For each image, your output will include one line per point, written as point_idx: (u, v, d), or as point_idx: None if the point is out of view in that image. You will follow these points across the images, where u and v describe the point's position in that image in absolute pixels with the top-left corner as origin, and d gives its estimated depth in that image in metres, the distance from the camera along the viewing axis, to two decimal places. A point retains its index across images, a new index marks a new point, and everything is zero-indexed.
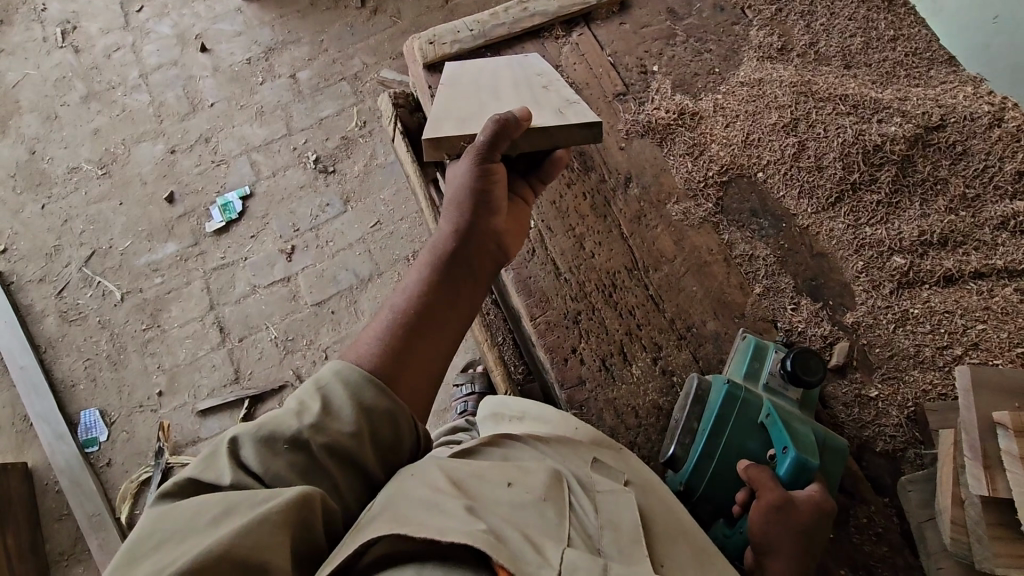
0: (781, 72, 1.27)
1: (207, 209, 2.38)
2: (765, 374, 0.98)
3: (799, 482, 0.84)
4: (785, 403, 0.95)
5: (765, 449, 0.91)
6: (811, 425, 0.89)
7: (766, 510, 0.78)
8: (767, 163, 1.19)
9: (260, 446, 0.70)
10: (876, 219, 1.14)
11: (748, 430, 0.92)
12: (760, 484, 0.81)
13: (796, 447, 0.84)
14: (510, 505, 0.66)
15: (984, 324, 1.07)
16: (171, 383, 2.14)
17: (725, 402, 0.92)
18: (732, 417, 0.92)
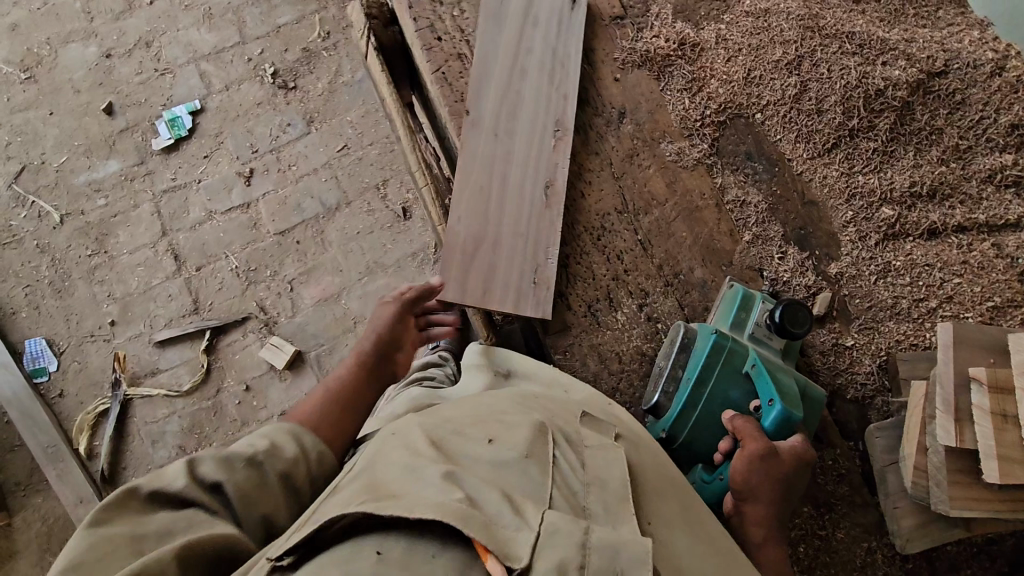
0: (789, 3, 1.18)
1: (153, 124, 2.16)
2: (751, 324, 0.98)
3: (783, 432, 0.86)
4: (768, 352, 0.97)
5: (748, 399, 0.92)
6: (794, 377, 0.91)
7: (749, 458, 0.81)
8: (767, 103, 1.13)
9: (221, 463, 0.74)
10: (870, 167, 1.12)
11: (732, 380, 0.93)
12: (745, 434, 0.84)
13: (781, 400, 0.85)
14: (491, 462, 0.67)
15: (960, 278, 1.09)
16: (124, 313, 2.03)
17: (712, 353, 0.92)
18: (717, 367, 0.92)
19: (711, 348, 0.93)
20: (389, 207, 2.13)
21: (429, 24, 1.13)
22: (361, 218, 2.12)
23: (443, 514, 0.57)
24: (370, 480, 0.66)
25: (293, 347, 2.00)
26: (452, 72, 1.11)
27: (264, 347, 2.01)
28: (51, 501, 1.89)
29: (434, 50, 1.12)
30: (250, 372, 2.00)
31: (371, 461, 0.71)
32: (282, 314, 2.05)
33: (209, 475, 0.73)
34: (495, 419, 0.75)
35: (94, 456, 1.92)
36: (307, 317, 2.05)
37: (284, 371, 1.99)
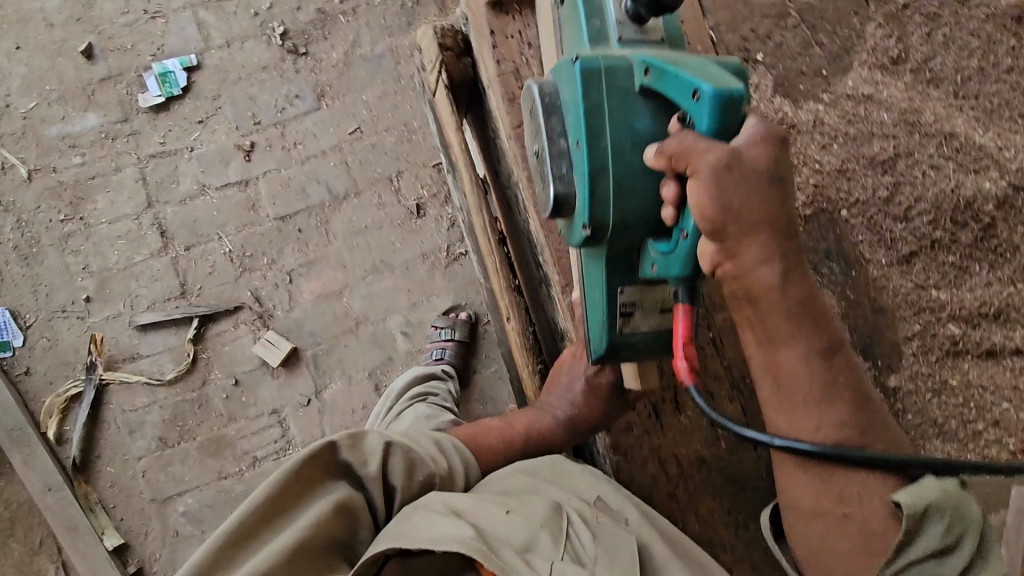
0: (893, 92, 1.10)
1: (141, 76, 1.90)
2: (612, 29, 0.79)
3: (727, 132, 0.66)
4: (645, 47, 0.78)
5: (661, 120, 0.74)
6: (701, 60, 0.70)
7: (709, 184, 0.64)
8: (855, 201, 1.08)
9: (405, 467, 0.86)
10: (944, 281, 1.09)
11: (630, 105, 0.74)
12: (686, 153, 0.66)
13: (711, 86, 0.64)
14: (509, 531, 0.77)
15: (1009, 402, 1.08)
16: (101, 289, 1.86)
17: (587, 86, 0.74)
18: (603, 105, 0.74)
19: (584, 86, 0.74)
20: (402, 203, 1.98)
21: (515, 68, 0.97)
22: (371, 212, 1.97)
23: (466, 549, 0.70)
24: (396, 531, 0.76)
25: (289, 345, 1.89)
26: None
27: (257, 341, 1.89)
28: (14, 485, 1.78)
29: (518, 102, 0.97)
30: (241, 367, 1.88)
31: (397, 522, 0.80)
32: (279, 307, 1.92)
33: (396, 470, 0.86)
34: (516, 497, 0.85)
35: (63, 441, 1.81)
36: (305, 313, 1.93)
37: (277, 369, 1.89)
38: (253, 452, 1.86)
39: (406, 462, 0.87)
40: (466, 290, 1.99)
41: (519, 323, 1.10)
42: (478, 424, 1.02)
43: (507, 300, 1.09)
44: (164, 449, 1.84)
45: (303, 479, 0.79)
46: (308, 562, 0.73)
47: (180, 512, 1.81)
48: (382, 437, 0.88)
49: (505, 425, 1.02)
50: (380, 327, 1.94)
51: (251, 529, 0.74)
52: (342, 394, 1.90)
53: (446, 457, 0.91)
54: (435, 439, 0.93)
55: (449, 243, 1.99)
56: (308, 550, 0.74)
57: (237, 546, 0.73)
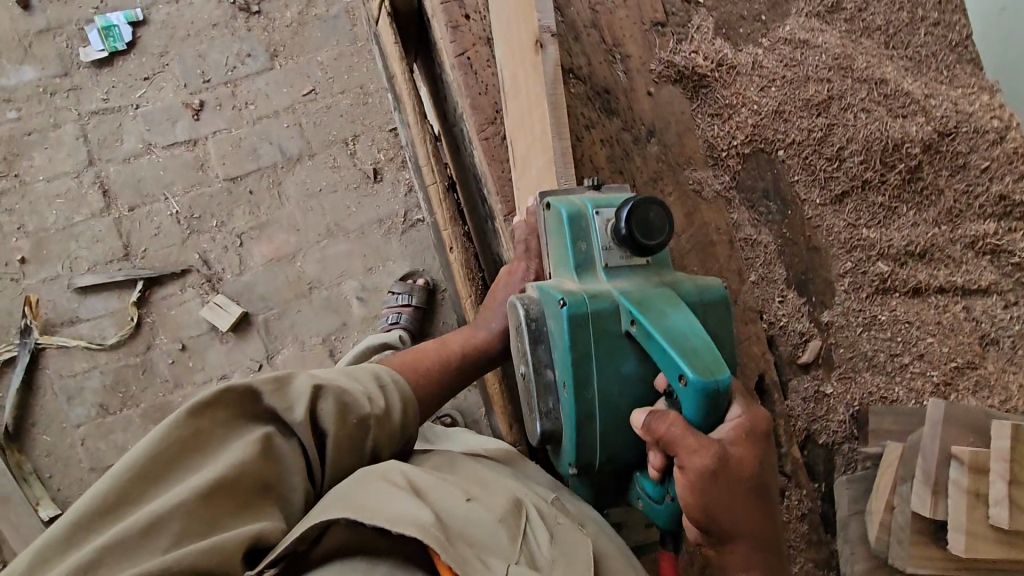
0: (828, 39, 1.14)
1: (82, 29, 1.83)
2: (597, 255, 0.79)
3: (710, 415, 0.68)
4: (627, 279, 0.79)
5: (646, 362, 0.76)
6: (677, 307, 0.74)
7: (699, 471, 0.66)
8: (791, 142, 1.11)
9: (336, 410, 0.82)
10: (875, 222, 1.13)
11: (613, 347, 0.76)
12: (674, 440, 0.68)
13: (691, 379, 0.66)
14: (466, 516, 0.71)
15: (933, 337, 1.14)
16: (37, 250, 1.78)
17: (574, 334, 0.75)
18: (590, 323, 0.75)
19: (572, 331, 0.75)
20: (358, 165, 1.96)
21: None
22: (326, 174, 1.94)
23: (425, 534, 0.64)
24: (347, 498, 0.70)
25: (239, 309, 1.84)
26: (479, 60, 0.98)
27: (206, 305, 1.84)
28: None
29: (461, 30, 0.98)
30: (187, 332, 1.83)
31: (347, 487, 0.73)
32: (229, 271, 1.87)
33: (326, 415, 0.81)
34: (474, 482, 0.80)
35: None
36: (255, 276, 1.88)
37: (227, 333, 1.84)
38: None
39: (337, 405, 0.82)
40: (423, 255, 1.97)
41: (462, 255, 1.10)
42: (414, 348, 0.98)
43: (452, 230, 1.09)
44: (104, 416, 1.76)
45: (221, 422, 0.75)
46: (224, 503, 0.69)
47: None
48: (311, 380, 0.83)
49: (441, 348, 0.99)
50: (334, 292, 1.91)
51: (163, 475, 0.69)
52: (294, 359, 1.86)
53: (384, 397, 0.87)
54: (374, 378, 0.89)
55: (406, 208, 1.97)
56: (226, 496, 0.69)
57: (150, 483, 0.68)
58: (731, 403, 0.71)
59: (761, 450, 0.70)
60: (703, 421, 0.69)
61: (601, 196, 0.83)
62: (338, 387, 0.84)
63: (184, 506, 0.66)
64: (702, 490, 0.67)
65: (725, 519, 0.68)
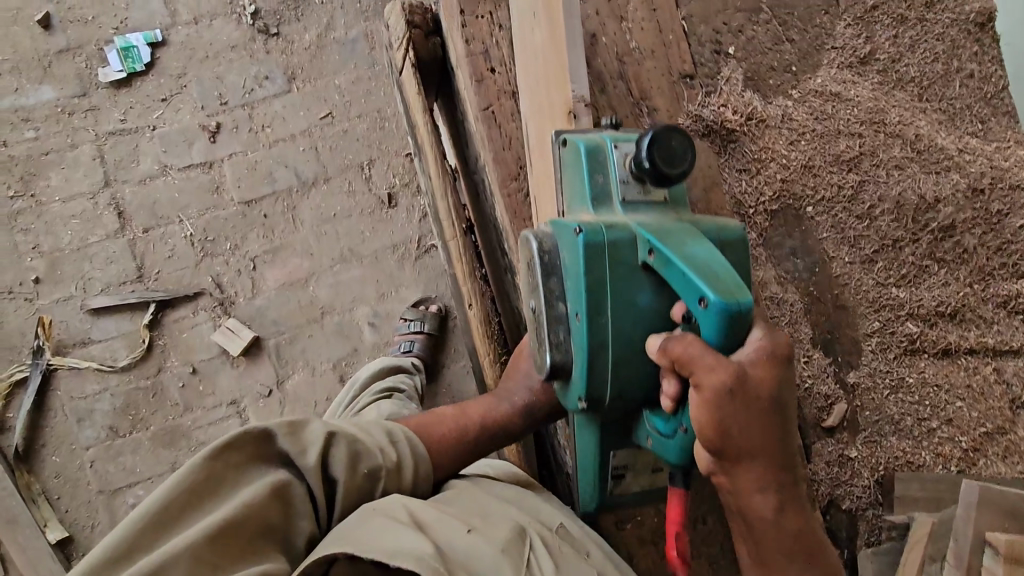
0: (861, 92, 1.11)
1: (102, 50, 1.83)
2: (615, 187, 0.77)
3: (728, 338, 0.65)
4: (645, 214, 0.76)
5: (663, 295, 0.73)
6: (698, 239, 0.70)
7: (715, 394, 0.64)
8: (820, 198, 1.08)
9: (347, 458, 0.82)
10: (904, 280, 1.10)
11: (628, 278, 0.73)
12: (690, 360, 0.65)
13: (711, 302, 0.63)
14: (468, 552, 0.72)
15: (962, 402, 1.10)
16: (51, 270, 1.78)
17: (589, 264, 0.72)
18: (604, 254, 0.72)
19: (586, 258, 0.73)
20: (373, 191, 1.94)
21: (483, 49, 0.95)
22: (341, 199, 1.93)
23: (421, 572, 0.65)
24: (348, 534, 0.72)
25: (251, 334, 1.83)
26: (503, 114, 0.95)
27: (218, 329, 1.83)
28: None
29: (485, 82, 0.95)
30: (198, 355, 1.82)
31: (352, 523, 0.75)
32: (241, 294, 1.86)
33: (337, 462, 0.81)
34: (478, 513, 0.80)
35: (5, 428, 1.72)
36: (268, 301, 1.87)
37: (238, 358, 1.83)
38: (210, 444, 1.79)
39: (349, 452, 0.82)
40: (436, 282, 1.95)
41: (481, 310, 1.08)
42: (431, 412, 0.95)
43: (470, 285, 1.06)
44: (114, 439, 1.76)
45: (234, 463, 0.75)
46: (233, 548, 0.69)
47: (129, 505, 1.74)
48: (325, 426, 0.83)
49: (460, 417, 0.95)
50: (347, 318, 1.90)
51: (176, 516, 0.70)
52: (304, 385, 1.85)
53: (396, 448, 0.86)
54: (388, 431, 0.87)
55: (421, 234, 1.96)
56: (234, 541, 0.70)
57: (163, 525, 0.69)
58: (752, 327, 0.68)
59: (782, 375, 0.67)
60: (725, 344, 0.65)
61: (620, 132, 0.80)
62: (352, 434, 0.84)
63: (192, 552, 0.66)
64: (718, 407, 0.64)
65: (740, 443, 0.66)
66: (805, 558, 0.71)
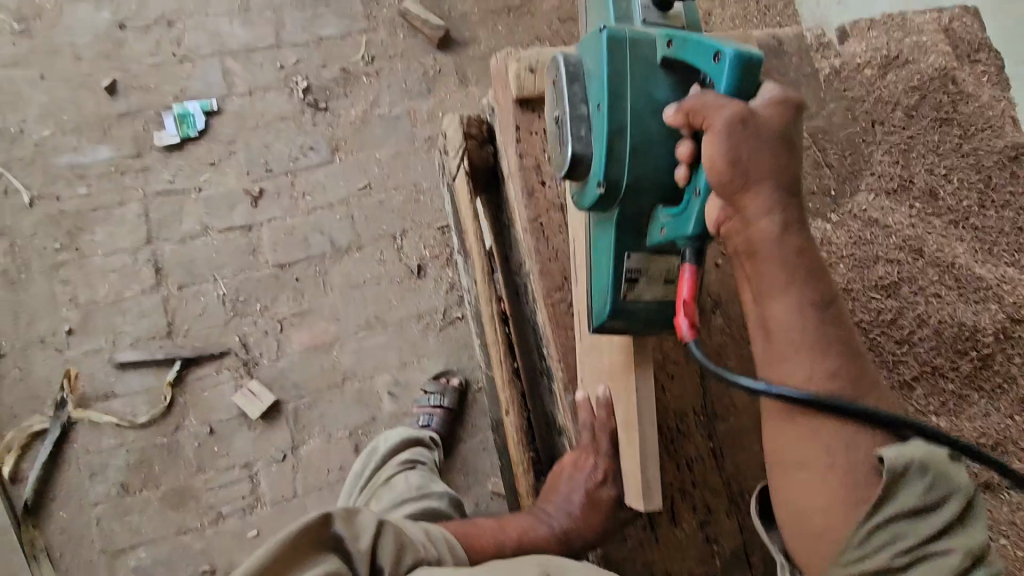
0: (898, 219, 1.13)
1: (160, 115, 1.93)
2: (635, 11, 0.83)
3: (744, 79, 0.68)
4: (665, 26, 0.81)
5: (680, 89, 0.77)
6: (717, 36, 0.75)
7: (729, 125, 0.66)
8: (859, 322, 1.08)
9: (396, 549, 0.78)
10: (946, 409, 1.08)
11: (649, 73, 0.77)
12: (704, 104, 0.68)
13: (726, 50, 0.68)
14: None
15: (1006, 538, 1.07)
16: (85, 322, 1.81)
17: (612, 55, 0.76)
18: (625, 51, 0.76)
19: (611, 62, 0.76)
20: (403, 260, 1.98)
21: (536, 165, 0.99)
22: (371, 267, 1.96)
23: None
24: None
25: (271, 397, 1.83)
26: (552, 227, 0.98)
27: (239, 391, 1.83)
28: None
29: (536, 196, 0.99)
30: (217, 415, 1.82)
31: None
32: (265, 356, 1.87)
33: (387, 552, 0.78)
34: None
35: (17, 480, 1.71)
36: (291, 363, 1.88)
37: (256, 421, 1.83)
38: (219, 508, 1.77)
39: (398, 542, 0.79)
40: (458, 354, 1.96)
41: (517, 420, 1.07)
42: (472, 523, 0.92)
43: (509, 393, 1.08)
44: (124, 496, 1.74)
45: (292, 552, 0.73)
46: None
47: (131, 568, 1.70)
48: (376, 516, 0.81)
49: (500, 530, 0.91)
50: (367, 386, 1.90)
51: None
52: (319, 452, 1.83)
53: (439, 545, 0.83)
54: (429, 531, 0.85)
55: (447, 305, 1.98)
56: None
57: None
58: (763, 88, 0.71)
59: (791, 119, 0.69)
60: (740, 94, 0.69)
61: None
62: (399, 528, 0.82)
63: None
64: (733, 138, 0.66)
65: (763, 186, 0.68)
66: (823, 348, 0.68)
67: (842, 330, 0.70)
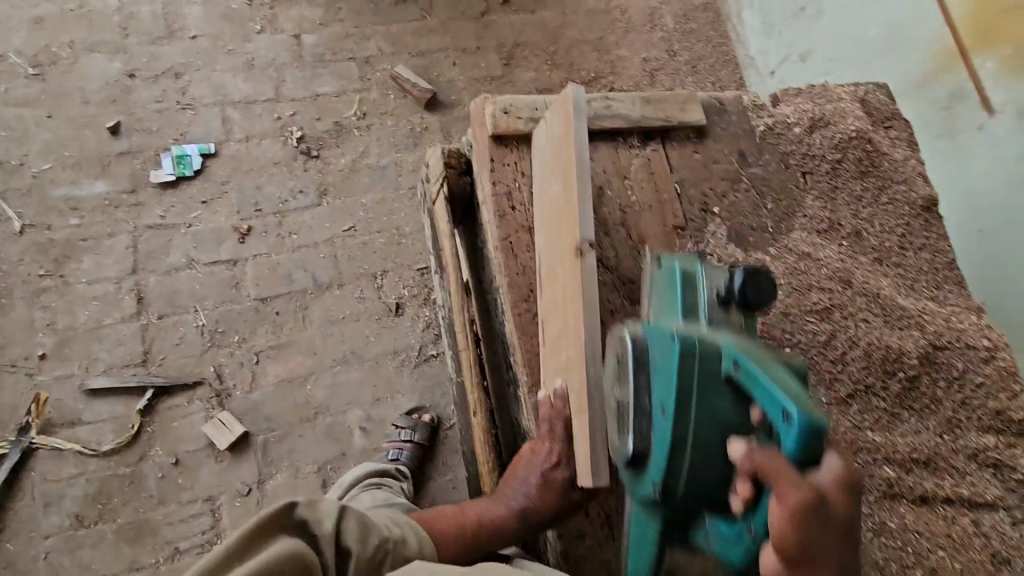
0: (828, 255, 1.27)
1: (158, 155, 2.04)
2: (704, 305, 0.93)
3: (803, 452, 0.65)
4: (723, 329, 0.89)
5: (740, 403, 0.77)
6: (777, 360, 0.75)
7: (792, 511, 0.63)
8: (798, 343, 1.19)
9: (359, 530, 0.85)
10: (880, 425, 1.18)
11: (709, 383, 0.78)
12: (775, 475, 0.65)
13: (801, 415, 0.64)
14: None
15: (943, 550, 1.14)
16: (60, 348, 1.82)
17: (682, 357, 0.79)
18: (681, 372, 0.78)
19: (680, 366, 0.79)
20: (382, 299, 2.06)
21: (506, 191, 1.12)
22: (351, 304, 2.04)
23: None
24: None
25: (241, 429, 1.83)
26: (520, 245, 1.09)
27: (209, 421, 1.83)
28: None
29: (507, 219, 1.10)
30: (184, 446, 1.80)
31: None
32: (239, 387, 1.89)
33: (353, 532, 0.84)
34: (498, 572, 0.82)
35: None
36: (264, 395, 1.90)
37: (223, 452, 1.81)
38: (176, 543, 1.71)
39: (361, 523, 0.86)
40: (431, 391, 2.00)
41: (484, 420, 1.13)
42: (439, 507, 1.00)
43: (477, 396, 1.14)
44: (77, 528, 1.68)
45: (266, 532, 0.76)
46: None
47: None
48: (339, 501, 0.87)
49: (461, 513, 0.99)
50: (339, 420, 1.91)
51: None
52: (286, 486, 1.81)
53: (402, 528, 0.91)
54: (394, 519, 0.92)
55: (422, 343, 2.04)
56: None
57: None
58: (829, 455, 0.67)
59: (852, 501, 0.66)
60: (803, 460, 0.65)
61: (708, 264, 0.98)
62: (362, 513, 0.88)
63: None
64: (786, 517, 0.63)
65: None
66: (847, 552, 0.65)
67: (853, 539, 0.66)
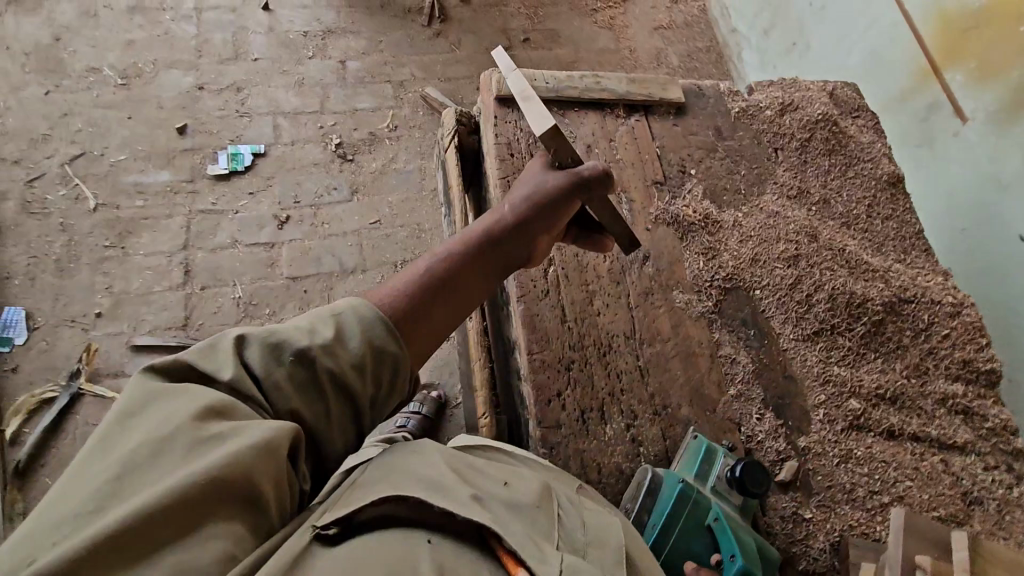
0: (796, 214, 1.41)
1: (215, 153, 2.34)
2: (711, 477, 1.08)
3: None
4: (726, 504, 1.06)
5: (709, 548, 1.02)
6: (747, 535, 1.02)
7: None
8: (766, 285, 1.32)
9: (267, 351, 0.78)
10: (845, 361, 1.27)
11: (695, 530, 1.02)
12: None
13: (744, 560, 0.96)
14: (508, 501, 0.76)
15: (912, 481, 1.19)
16: (113, 308, 2.04)
17: (677, 499, 1.02)
18: (682, 512, 1.02)
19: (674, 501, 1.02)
20: None
21: (507, 141, 1.31)
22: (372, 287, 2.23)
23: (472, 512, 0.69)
24: (391, 477, 0.74)
25: None
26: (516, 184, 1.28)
27: None
28: None
29: (506, 162, 1.29)
30: None
31: (388, 464, 0.77)
32: None
33: (262, 355, 0.78)
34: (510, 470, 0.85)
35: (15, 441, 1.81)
36: None
37: None
38: None
39: (269, 346, 0.78)
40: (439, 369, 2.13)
41: None
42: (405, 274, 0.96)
43: None
44: None
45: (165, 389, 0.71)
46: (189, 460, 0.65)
47: None
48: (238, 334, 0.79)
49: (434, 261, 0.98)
50: None
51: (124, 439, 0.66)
52: None
53: (325, 326, 0.82)
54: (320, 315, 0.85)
55: None
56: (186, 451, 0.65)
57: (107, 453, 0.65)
58: None
59: None
60: None
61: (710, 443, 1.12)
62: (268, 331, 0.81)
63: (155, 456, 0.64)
64: None
65: None
66: None
67: None
